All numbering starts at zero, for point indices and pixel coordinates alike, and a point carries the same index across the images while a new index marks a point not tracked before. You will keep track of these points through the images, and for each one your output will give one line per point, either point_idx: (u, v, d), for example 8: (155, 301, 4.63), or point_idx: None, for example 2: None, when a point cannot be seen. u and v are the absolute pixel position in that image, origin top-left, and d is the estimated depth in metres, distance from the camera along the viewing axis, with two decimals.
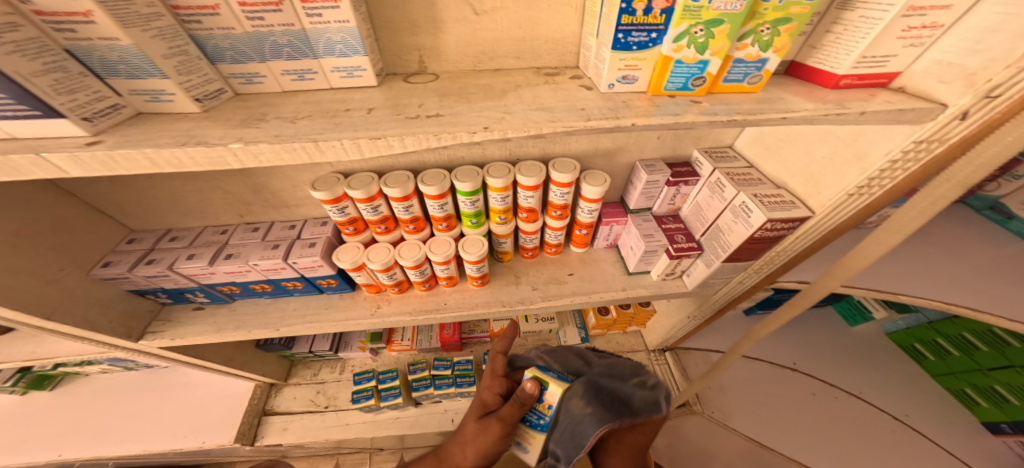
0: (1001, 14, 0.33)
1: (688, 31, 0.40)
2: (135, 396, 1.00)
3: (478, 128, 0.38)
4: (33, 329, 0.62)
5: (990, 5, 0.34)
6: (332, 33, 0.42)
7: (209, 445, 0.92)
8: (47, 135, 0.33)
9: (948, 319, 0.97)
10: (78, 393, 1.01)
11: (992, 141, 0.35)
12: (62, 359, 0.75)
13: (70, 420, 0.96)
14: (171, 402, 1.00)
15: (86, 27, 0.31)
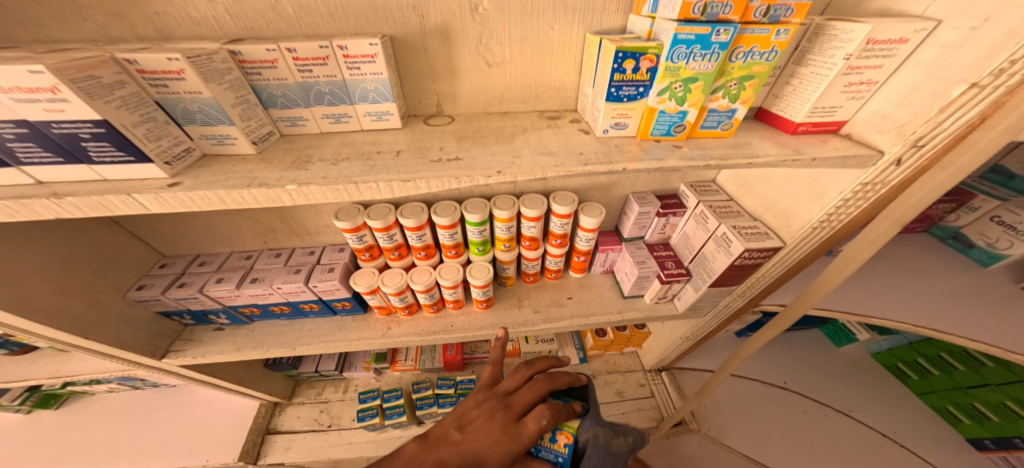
0: (922, 75, 0.41)
1: (669, 87, 0.48)
2: (139, 415, 1.03)
3: (492, 173, 0.44)
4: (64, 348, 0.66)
5: (912, 67, 0.42)
6: (367, 83, 0.49)
7: (212, 464, 0.95)
8: (135, 177, 0.40)
9: (926, 340, 1.03)
10: (84, 411, 1.03)
11: (918, 187, 0.40)
12: (83, 377, 0.79)
13: (73, 439, 0.99)
14: (175, 420, 1.02)
15: (177, 82, 0.39)
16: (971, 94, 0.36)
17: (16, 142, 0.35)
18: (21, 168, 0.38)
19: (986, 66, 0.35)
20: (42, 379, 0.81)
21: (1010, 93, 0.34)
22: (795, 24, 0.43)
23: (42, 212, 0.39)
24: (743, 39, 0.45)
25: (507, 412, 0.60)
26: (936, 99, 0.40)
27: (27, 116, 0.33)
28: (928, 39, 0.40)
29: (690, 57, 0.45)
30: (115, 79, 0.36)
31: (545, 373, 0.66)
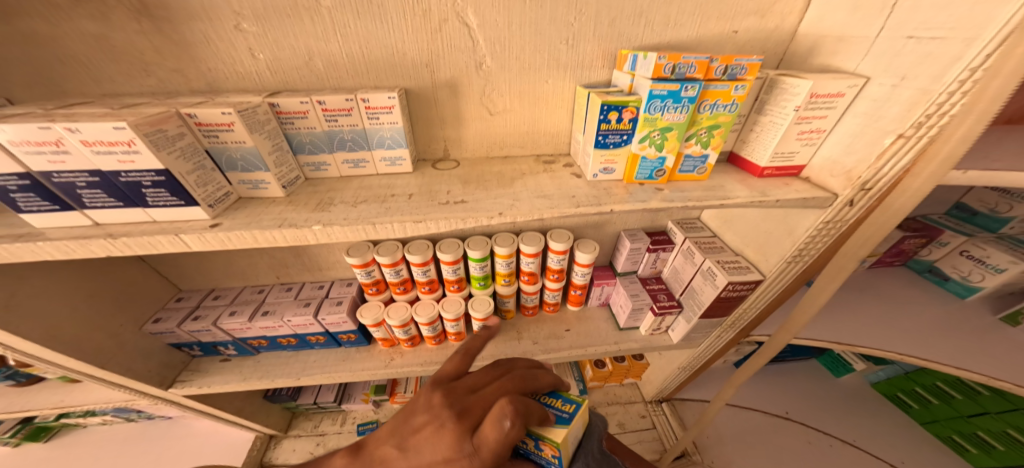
0: (859, 125, 0.48)
1: (649, 135, 0.54)
2: (130, 448, 1.02)
3: (495, 214, 0.50)
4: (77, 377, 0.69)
5: (850, 119, 0.49)
6: (384, 132, 0.58)
7: None
8: (182, 218, 0.48)
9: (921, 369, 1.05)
10: (73, 445, 1.02)
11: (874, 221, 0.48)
12: (87, 407, 0.81)
13: None
14: (164, 454, 1.01)
15: (227, 133, 0.48)
16: (898, 144, 0.43)
17: (86, 189, 0.44)
18: (84, 211, 0.47)
19: (909, 119, 0.42)
20: (43, 410, 0.82)
21: (932, 143, 0.40)
22: (749, 80, 0.51)
23: (95, 249, 0.47)
24: (708, 94, 0.52)
25: (458, 418, 0.47)
26: (873, 147, 0.46)
27: (103, 165, 0.42)
28: (861, 93, 0.48)
29: (664, 109, 0.52)
30: (177, 132, 0.45)
31: (522, 371, 0.52)
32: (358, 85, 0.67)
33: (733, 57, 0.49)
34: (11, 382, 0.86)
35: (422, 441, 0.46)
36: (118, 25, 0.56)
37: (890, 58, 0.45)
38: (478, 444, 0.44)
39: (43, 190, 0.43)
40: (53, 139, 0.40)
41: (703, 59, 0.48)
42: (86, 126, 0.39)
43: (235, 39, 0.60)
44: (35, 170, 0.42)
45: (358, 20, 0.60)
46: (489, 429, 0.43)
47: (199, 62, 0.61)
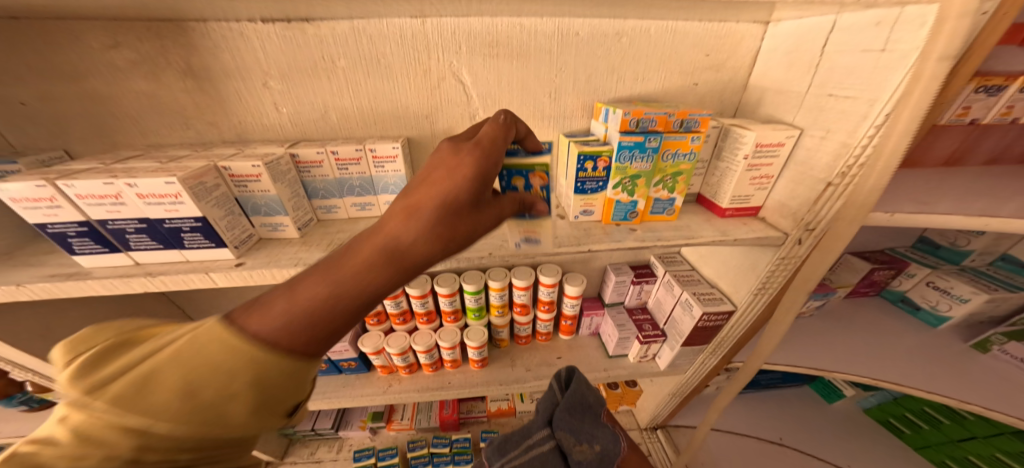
0: (798, 172, 0.55)
1: (621, 182, 0.62)
2: None
3: (485, 253, 0.59)
4: None
5: (791, 167, 0.56)
6: (389, 178, 0.68)
7: None
8: (210, 257, 0.58)
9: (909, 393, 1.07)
10: None
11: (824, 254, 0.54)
12: None
13: None
14: None
15: (255, 183, 0.58)
16: (830, 191, 0.50)
17: (134, 234, 0.55)
18: (129, 253, 0.57)
19: (834, 169, 0.50)
20: None
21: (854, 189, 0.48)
22: (702, 132, 0.59)
23: (135, 285, 0.56)
24: (669, 144, 0.60)
25: (452, 141, 0.47)
26: (810, 191, 0.53)
27: (151, 214, 0.52)
28: (798, 142, 0.55)
29: (632, 158, 0.60)
30: (214, 183, 0.55)
31: None
32: (366, 134, 0.75)
33: (687, 113, 0.58)
34: (23, 407, 0.93)
35: (432, 179, 0.43)
36: (165, 85, 0.67)
37: (816, 113, 0.52)
38: (479, 140, 0.45)
39: (97, 234, 0.54)
40: (113, 193, 0.51)
41: (662, 115, 0.58)
42: (144, 183, 0.50)
43: (262, 95, 0.69)
44: (94, 218, 0.53)
45: (368, 79, 0.69)
46: (488, 129, 0.48)
47: (231, 116, 0.71)
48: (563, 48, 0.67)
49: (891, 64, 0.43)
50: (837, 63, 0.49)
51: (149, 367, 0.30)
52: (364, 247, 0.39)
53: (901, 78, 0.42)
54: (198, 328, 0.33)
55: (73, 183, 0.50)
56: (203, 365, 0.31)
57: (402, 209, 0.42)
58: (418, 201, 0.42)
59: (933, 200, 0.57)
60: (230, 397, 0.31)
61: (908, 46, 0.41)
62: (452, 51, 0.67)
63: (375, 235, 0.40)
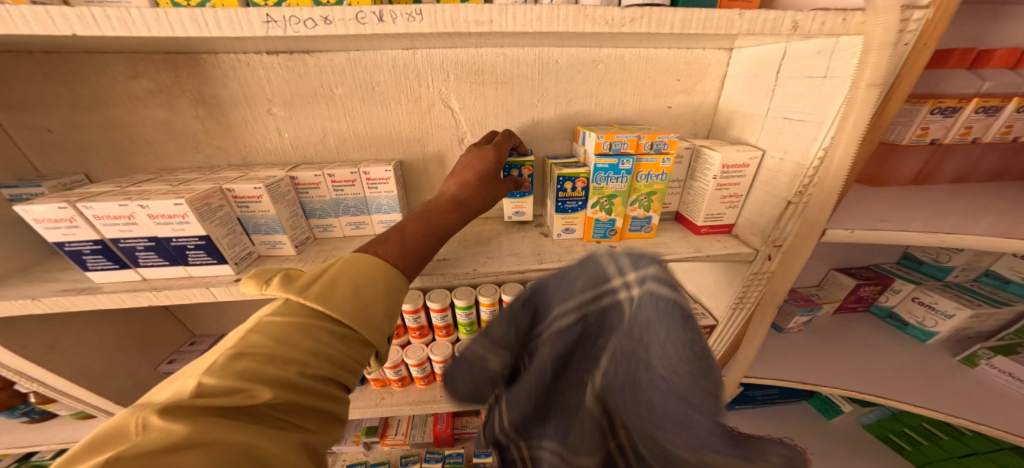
0: (763, 191, 0.58)
1: (599, 201, 0.65)
2: None
3: (468, 270, 0.62)
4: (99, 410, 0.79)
5: (757, 186, 0.59)
6: (382, 199, 0.73)
7: None
8: (212, 273, 0.62)
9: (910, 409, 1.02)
10: None
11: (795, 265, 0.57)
12: None
13: None
14: None
15: (257, 204, 0.63)
16: (791, 209, 0.53)
17: (143, 251, 0.59)
18: (137, 269, 0.61)
19: (792, 188, 0.52)
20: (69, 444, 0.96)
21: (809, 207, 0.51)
22: (672, 154, 0.62)
23: (141, 299, 0.60)
24: (642, 166, 0.63)
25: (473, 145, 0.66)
26: (773, 209, 0.56)
27: (160, 233, 0.57)
28: (761, 163, 0.58)
29: (608, 179, 0.64)
30: (219, 204, 0.60)
31: None
32: (362, 156, 0.80)
33: (656, 136, 0.61)
34: (27, 418, 0.98)
35: (467, 162, 0.61)
36: (180, 113, 0.73)
37: (776, 135, 0.55)
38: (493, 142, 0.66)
39: (109, 252, 0.59)
40: (127, 213, 0.56)
41: (632, 137, 0.61)
42: (155, 203, 0.54)
43: (267, 121, 0.75)
44: (107, 237, 0.57)
45: (363, 106, 0.74)
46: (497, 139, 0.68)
47: (238, 141, 0.77)
48: (543, 75, 0.72)
49: (832, 89, 0.46)
50: (789, 90, 0.53)
51: (328, 277, 0.42)
52: (437, 205, 0.56)
53: (840, 103, 0.46)
54: (342, 259, 0.45)
55: (92, 205, 0.55)
56: (360, 275, 0.44)
57: (457, 180, 0.58)
58: (466, 176, 0.58)
59: (901, 216, 0.59)
60: (379, 300, 0.43)
61: (844, 73, 0.45)
62: (440, 79, 0.72)
63: (437, 201, 0.57)
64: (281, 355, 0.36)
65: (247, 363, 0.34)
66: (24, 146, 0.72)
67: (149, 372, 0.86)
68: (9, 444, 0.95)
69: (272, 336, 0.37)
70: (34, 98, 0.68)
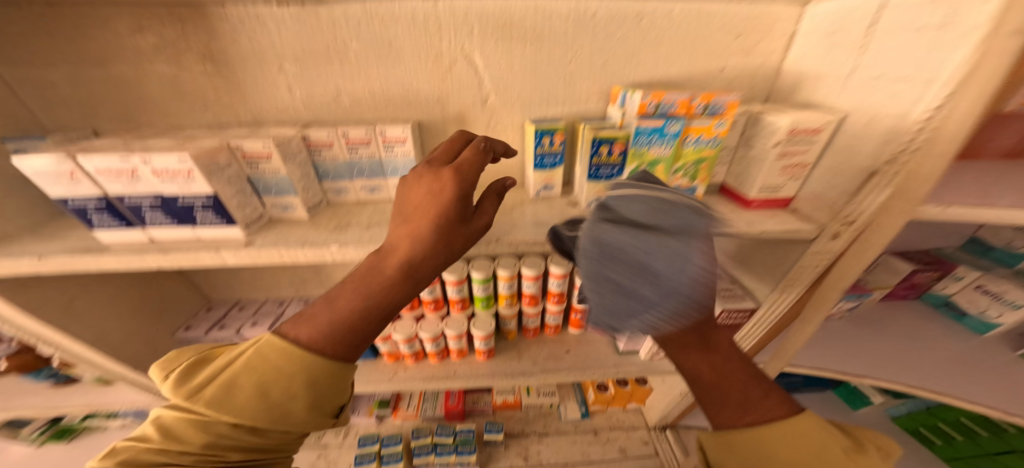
0: (839, 161, 0.51)
1: (637, 168, 0.59)
2: None
3: (492, 239, 0.58)
4: (117, 374, 0.79)
5: (832, 155, 0.52)
6: (398, 161, 0.68)
7: None
8: (221, 236, 0.57)
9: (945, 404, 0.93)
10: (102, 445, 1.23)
11: (865, 250, 0.47)
12: (118, 407, 0.97)
13: None
14: None
15: (266, 163, 0.58)
16: (876, 180, 0.45)
17: (150, 209, 0.54)
18: (144, 229, 0.57)
19: (879, 157, 0.45)
20: (81, 409, 0.96)
21: (902, 179, 0.42)
22: (729, 117, 0.55)
23: (149, 261, 0.56)
24: (691, 129, 0.56)
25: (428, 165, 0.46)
26: (851, 182, 0.49)
27: (166, 190, 0.52)
28: (839, 127, 0.52)
29: (650, 143, 0.56)
30: (227, 161, 0.56)
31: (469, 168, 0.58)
32: (377, 118, 0.74)
33: (711, 97, 0.55)
34: (53, 380, 1.01)
35: (416, 204, 0.43)
36: (188, 71, 0.67)
37: (864, 96, 0.49)
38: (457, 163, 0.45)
39: (115, 210, 0.54)
40: (130, 168, 0.51)
41: (684, 98, 0.55)
42: (159, 158, 0.50)
43: (277, 79, 0.69)
44: (111, 194, 0.53)
45: (379, 62, 0.67)
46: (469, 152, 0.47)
47: (248, 100, 0.71)
48: (580, 28, 0.64)
49: (949, 43, 0.38)
50: (888, 43, 0.46)
51: (223, 379, 0.37)
52: (381, 272, 0.41)
53: (962, 56, 0.37)
54: (260, 343, 0.39)
55: (92, 158, 0.50)
56: (267, 371, 0.37)
57: (404, 232, 0.42)
58: (416, 228, 0.42)
59: (996, 192, 0.51)
60: (291, 396, 0.37)
61: (970, 23, 0.36)
62: (464, 34, 0.64)
63: (382, 261, 0.42)
64: (191, 443, 0.36)
65: (159, 445, 0.36)
66: (29, 102, 0.68)
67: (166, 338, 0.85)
68: (34, 405, 0.97)
69: (180, 423, 0.36)
70: (27, 46, 0.63)
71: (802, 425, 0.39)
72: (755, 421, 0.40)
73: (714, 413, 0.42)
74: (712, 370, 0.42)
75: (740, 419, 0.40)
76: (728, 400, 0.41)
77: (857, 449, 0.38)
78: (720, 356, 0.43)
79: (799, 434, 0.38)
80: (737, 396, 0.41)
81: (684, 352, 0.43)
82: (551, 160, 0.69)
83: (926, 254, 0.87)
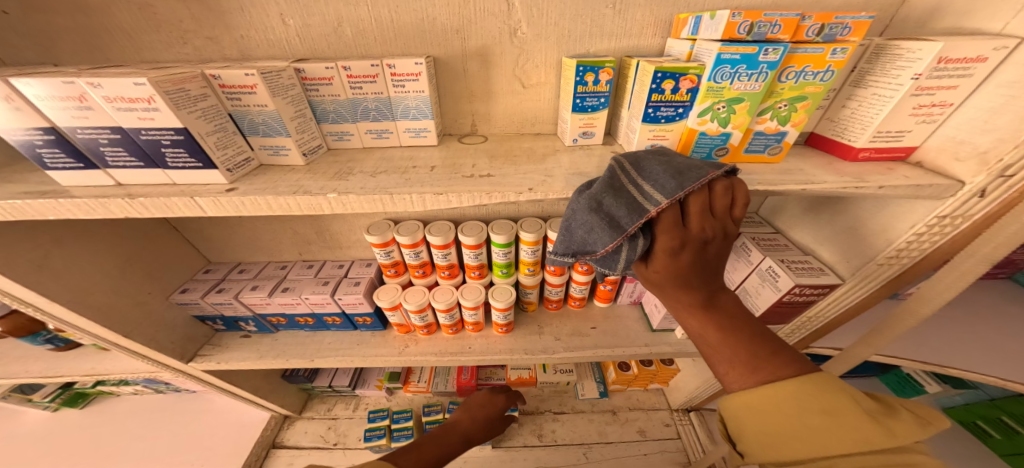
0: (1006, 96, 0.39)
1: (711, 108, 0.47)
2: (170, 421, 1.18)
3: (524, 190, 0.47)
4: (107, 341, 0.72)
5: (994, 88, 0.40)
6: (409, 100, 0.56)
7: (228, 455, 1.10)
8: (200, 181, 0.48)
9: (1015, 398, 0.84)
10: (112, 411, 1.22)
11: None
12: (118, 375, 0.92)
13: (115, 433, 1.16)
14: (198, 427, 1.17)
15: (250, 95, 0.47)
16: None
17: (109, 147, 0.45)
18: (107, 171, 0.48)
19: None
20: (79, 377, 0.91)
21: None
22: (853, 42, 0.42)
23: (114, 209, 0.47)
24: (794, 59, 0.44)
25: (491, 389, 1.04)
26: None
27: (124, 122, 0.42)
28: (1010, 57, 0.39)
29: (735, 76, 0.44)
30: (200, 92, 0.45)
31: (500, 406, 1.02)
32: (385, 53, 0.61)
33: (831, 15, 0.41)
34: (51, 346, 0.95)
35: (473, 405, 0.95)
36: None
37: None
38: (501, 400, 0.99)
39: (67, 146, 0.45)
40: (76, 94, 0.41)
41: (792, 15, 0.40)
42: (108, 81, 0.39)
43: (267, 4, 0.56)
44: (61, 125, 0.43)
45: None
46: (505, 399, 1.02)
47: (232, 29, 0.58)
48: None
49: None
50: None
51: None
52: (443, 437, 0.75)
53: None
54: None
55: (28, 80, 0.39)
56: None
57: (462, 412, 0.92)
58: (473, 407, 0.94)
59: None
60: None
61: None
62: None
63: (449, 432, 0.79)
64: None
65: None
66: None
67: (161, 303, 0.77)
68: (33, 371, 0.92)
69: None
70: None
71: (814, 388, 0.35)
72: (768, 380, 0.37)
73: (724, 373, 0.40)
74: (720, 329, 0.40)
75: (750, 377, 0.37)
76: (735, 359, 0.39)
77: (887, 413, 0.33)
78: (727, 314, 0.40)
79: (809, 396, 0.34)
80: (746, 352, 0.38)
81: (686, 307, 0.41)
82: (596, 103, 0.57)
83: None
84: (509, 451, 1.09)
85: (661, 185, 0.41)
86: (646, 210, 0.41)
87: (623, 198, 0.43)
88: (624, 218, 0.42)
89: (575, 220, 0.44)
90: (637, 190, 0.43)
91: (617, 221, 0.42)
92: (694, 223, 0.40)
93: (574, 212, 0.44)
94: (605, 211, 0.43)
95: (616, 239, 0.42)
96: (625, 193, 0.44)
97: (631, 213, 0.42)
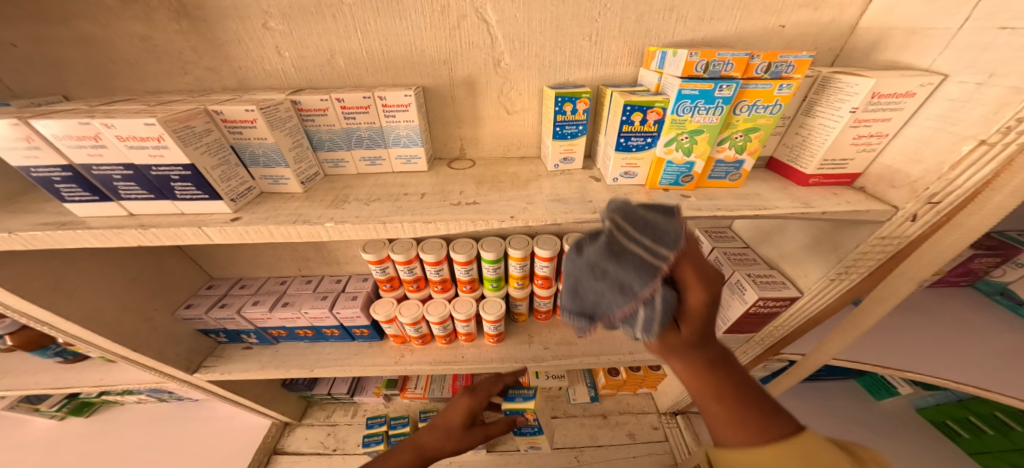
0: (931, 129, 0.43)
1: (675, 138, 0.51)
2: (174, 428, 1.22)
3: (506, 217, 0.52)
4: (116, 356, 0.76)
5: (922, 121, 0.44)
6: (400, 129, 0.60)
7: (230, 461, 1.13)
8: (207, 211, 0.53)
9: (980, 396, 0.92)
10: (118, 419, 1.25)
11: None
12: (124, 386, 0.95)
13: (120, 441, 1.19)
14: (200, 434, 1.21)
15: (250, 129, 0.51)
16: (981, 151, 0.38)
17: (122, 181, 0.49)
18: (120, 202, 0.52)
19: (994, 123, 0.37)
20: (86, 388, 0.95)
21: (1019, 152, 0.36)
22: (797, 79, 0.47)
23: (128, 238, 0.51)
24: (747, 94, 0.48)
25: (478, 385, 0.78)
26: (947, 154, 0.41)
27: (136, 159, 0.46)
28: (935, 93, 0.43)
29: (694, 110, 0.48)
30: (204, 128, 0.48)
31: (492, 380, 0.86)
32: (377, 83, 0.65)
33: (777, 54, 0.45)
34: (59, 359, 0.99)
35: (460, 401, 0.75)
36: (161, 29, 0.57)
37: (974, 54, 0.40)
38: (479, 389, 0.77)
39: (83, 181, 0.48)
40: (92, 134, 0.44)
41: (742, 55, 0.45)
42: (122, 123, 0.43)
43: (263, 37, 0.59)
44: (76, 162, 0.47)
45: (378, 18, 0.58)
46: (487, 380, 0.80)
47: (231, 60, 0.61)
48: None
49: None
50: None
51: None
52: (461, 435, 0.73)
53: None
54: None
55: (47, 122, 0.43)
56: None
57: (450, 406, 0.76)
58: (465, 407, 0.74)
59: None
60: None
61: None
62: None
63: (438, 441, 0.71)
64: None
65: None
66: None
67: (167, 318, 0.81)
68: (43, 383, 0.95)
69: None
70: None
71: None
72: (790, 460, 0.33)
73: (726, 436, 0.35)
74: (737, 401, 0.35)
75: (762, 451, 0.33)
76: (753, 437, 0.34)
77: None
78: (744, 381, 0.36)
79: None
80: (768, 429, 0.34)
81: (705, 375, 0.36)
82: (574, 131, 0.61)
83: (986, 236, 0.78)
84: (503, 455, 1.13)
85: (660, 236, 0.34)
86: (658, 270, 0.33)
87: (627, 257, 0.35)
88: (634, 283, 0.33)
89: (579, 286, 0.38)
90: (639, 247, 0.34)
91: (625, 286, 0.34)
92: (706, 280, 0.34)
93: (577, 277, 0.37)
94: (609, 276, 0.35)
95: (626, 306, 0.34)
96: (628, 250, 0.35)
97: (644, 275, 0.33)
